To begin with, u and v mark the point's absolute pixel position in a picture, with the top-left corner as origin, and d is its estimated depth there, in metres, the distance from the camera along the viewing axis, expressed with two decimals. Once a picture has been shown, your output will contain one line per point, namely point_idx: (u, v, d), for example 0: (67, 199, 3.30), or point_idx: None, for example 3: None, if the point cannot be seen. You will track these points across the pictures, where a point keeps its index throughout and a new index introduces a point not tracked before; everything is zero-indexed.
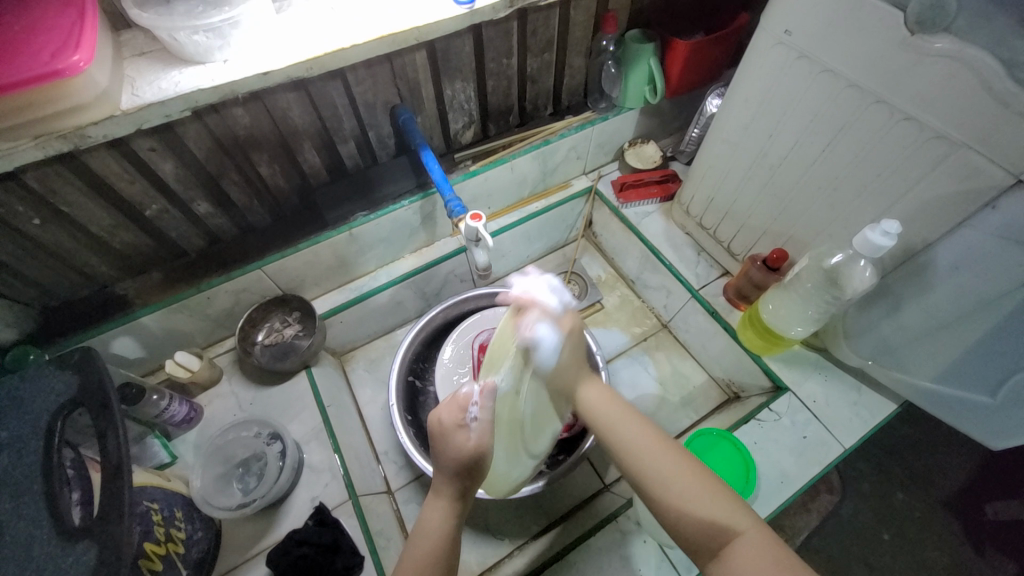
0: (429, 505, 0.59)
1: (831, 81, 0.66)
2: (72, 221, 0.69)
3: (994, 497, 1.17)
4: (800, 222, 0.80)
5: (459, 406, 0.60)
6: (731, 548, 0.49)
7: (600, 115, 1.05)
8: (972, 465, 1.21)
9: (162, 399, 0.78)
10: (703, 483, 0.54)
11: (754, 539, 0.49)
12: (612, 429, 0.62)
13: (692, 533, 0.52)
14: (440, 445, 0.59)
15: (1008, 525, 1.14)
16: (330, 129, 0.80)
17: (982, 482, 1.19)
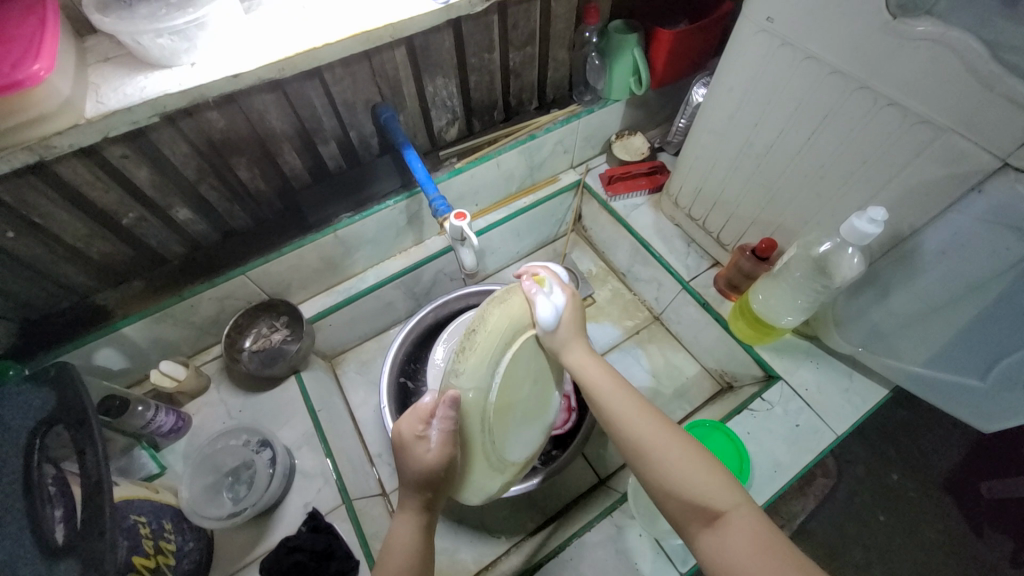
0: (398, 520, 0.60)
1: (814, 68, 0.65)
2: (47, 232, 0.67)
3: (988, 477, 1.18)
4: (787, 211, 0.80)
5: (421, 418, 0.59)
6: (722, 521, 0.49)
7: (585, 107, 1.04)
8: (964, 446, 1.22)
9: (148, 410, 0.77)
10: (700, 460, 0.54)
11: (748, 517, 0.49)
12: (607, 403, 0.62)
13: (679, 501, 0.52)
14: (402, 457, 0.59)
15: (1001, 504, 1.15)
16: (309, 130, 0.78)
17: (975, 462, 1.20)
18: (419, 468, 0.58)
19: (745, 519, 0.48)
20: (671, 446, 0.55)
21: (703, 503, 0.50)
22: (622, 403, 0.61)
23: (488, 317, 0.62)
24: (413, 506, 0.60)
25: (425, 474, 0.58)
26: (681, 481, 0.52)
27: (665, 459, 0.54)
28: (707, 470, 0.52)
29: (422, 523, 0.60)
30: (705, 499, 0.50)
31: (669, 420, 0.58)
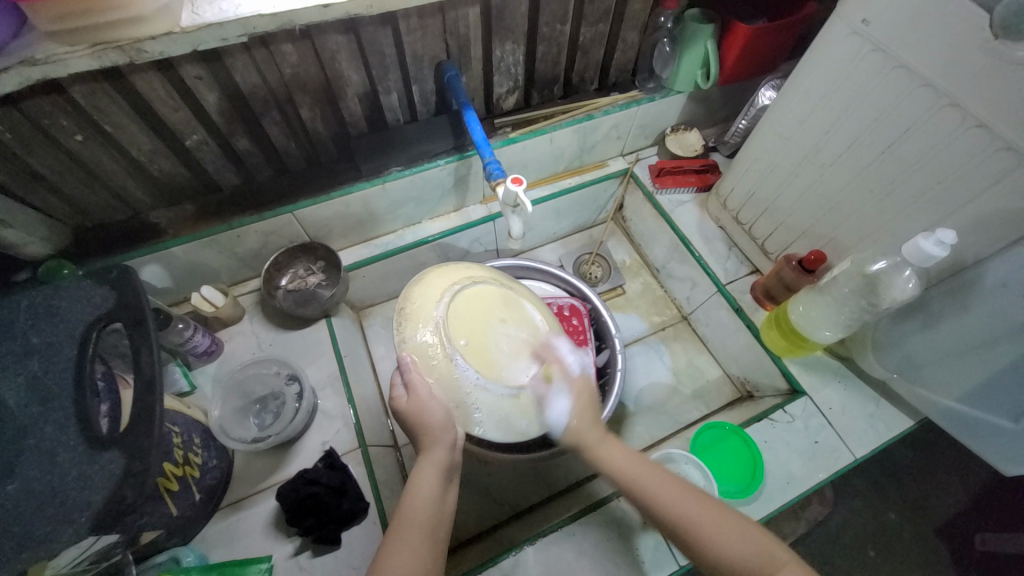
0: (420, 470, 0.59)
1: (904, 78, 0.62)
2: (114, 141, 0.68)
3: (991, 529, 1.16)
4: (844, 225, 0.78)
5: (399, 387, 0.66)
6: None
7: (646, 95, 1.02)
8: (971, 493, 1.20)
9: (186, 329, 0.79)
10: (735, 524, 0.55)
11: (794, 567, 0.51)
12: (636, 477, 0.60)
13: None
14: (404, 410, 0.63)
15: (998, 556, 1.14)
16: (374, 78, 0.78)
17: (975, 513, 1.18)
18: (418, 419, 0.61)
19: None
20: (720, 528, 0.54)
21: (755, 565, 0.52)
22: (665, 488, 0.58)
23: (410, 296, 0.70)
24: (437, 454, 0.60)
25: (436, 421, 0.61)
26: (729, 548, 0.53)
27: (717, 539, 0.54)
28: (747, 532, 0.54)
29: (440, 471, 0.59)
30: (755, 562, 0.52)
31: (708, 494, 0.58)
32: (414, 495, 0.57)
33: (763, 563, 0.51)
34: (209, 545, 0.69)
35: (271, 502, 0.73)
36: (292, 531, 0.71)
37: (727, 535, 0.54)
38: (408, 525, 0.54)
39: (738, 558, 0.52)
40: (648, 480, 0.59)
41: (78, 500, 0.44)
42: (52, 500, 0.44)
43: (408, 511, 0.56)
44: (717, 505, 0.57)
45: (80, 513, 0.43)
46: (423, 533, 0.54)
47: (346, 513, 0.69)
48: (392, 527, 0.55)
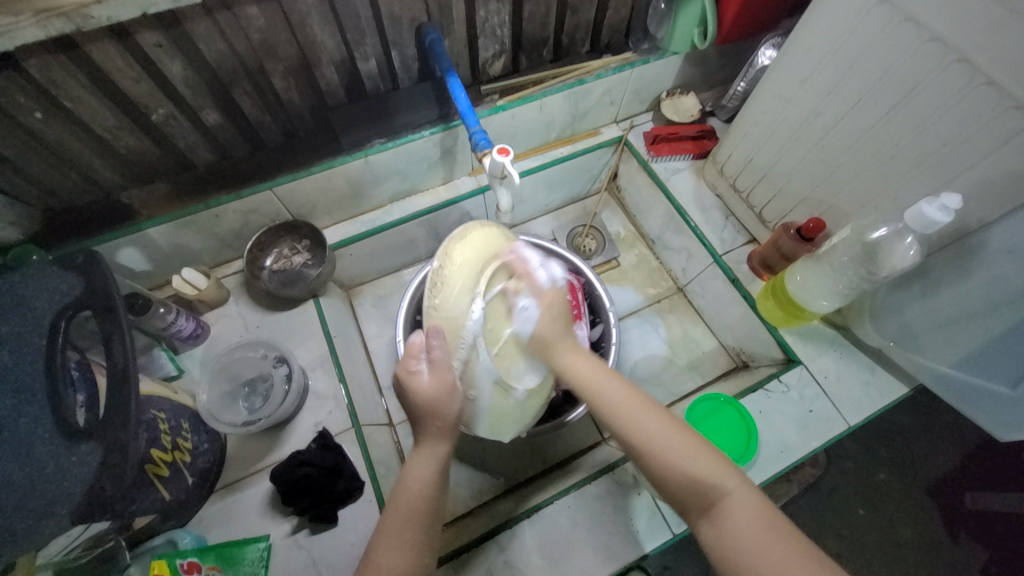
0: (418, 458, 0.59)
1: (911, 32, 0.58)
2: (75, 118, 0.64)
3: (978, 488, 1.18)
4: (845, 191, 0.76)
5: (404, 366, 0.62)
6: (725, 511, 0.49)
7: (640, 56, 0.96)
8: (960, 454, 1.22)
9: (169, 313, 0.77)
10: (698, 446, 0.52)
11: (749, 496, 0.49)
12: (599, 390, 0.57)
13: (683, 494, 0.51)
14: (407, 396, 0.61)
15: (984, 514, 1.16)
16: (350, 44, 0.73)
17: (963, 473, 1.20)
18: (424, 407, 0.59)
19: (747, 508, 0.48)
20: (675, 443, 0.52)
21: (704, 490, 0.50)
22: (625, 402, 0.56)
23: (454, 256, 0.69)
24: (433, 448, 0.60)
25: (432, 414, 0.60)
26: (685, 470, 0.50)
27: (669, 456, 0.51)
28: (708, 459, 0.51)
29: (437, 463, 0.59)
30: (706, 487, 0.50)
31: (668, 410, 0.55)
32: (407, 487, 0.56)
33: (711, 483, 0.50)
34: (206, 527, 0.69)
35: (266, 484, 0.73)
36: (288, 511, 0.71)
37: (682, 451, 0.51)
38: (403, 520, 0.54)
39: (692, 475, 0.50)
40: (609, 392, 0.57)
41: (58, 492, 0.43)
42: (33, 494, 0.43)
43: (401, 503, 0.56)
44: (676, 422, 0.54)
45: (62, 505, 0.43)
46: (408, 522, 0.54)
47: (341, 492, 0.69)
48: (384, 519, 0.55)
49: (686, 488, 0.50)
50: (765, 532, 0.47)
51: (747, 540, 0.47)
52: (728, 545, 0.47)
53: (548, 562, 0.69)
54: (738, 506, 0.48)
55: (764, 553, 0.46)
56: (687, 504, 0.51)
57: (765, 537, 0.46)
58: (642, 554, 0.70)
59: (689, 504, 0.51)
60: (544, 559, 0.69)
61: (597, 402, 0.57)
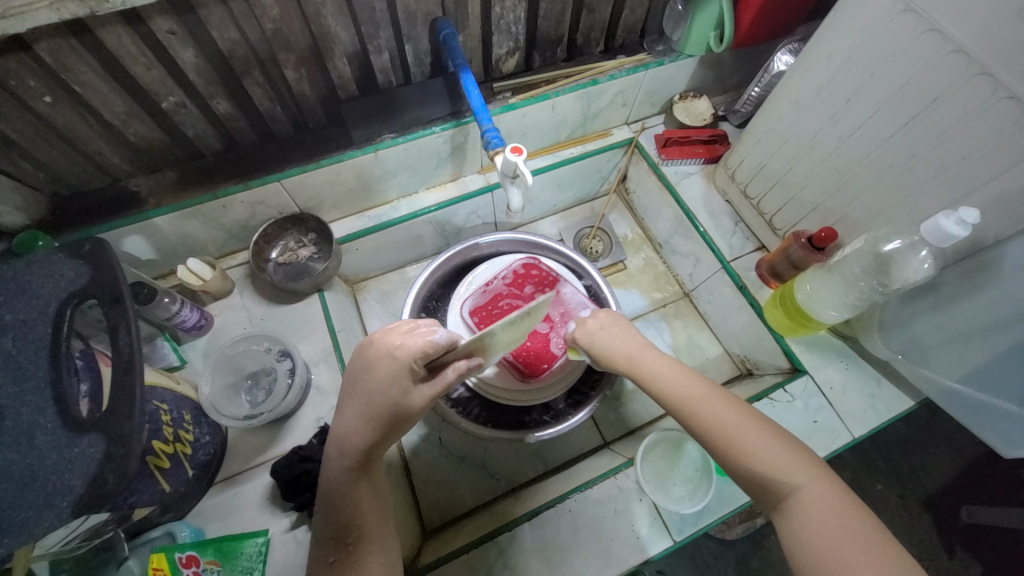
0: (331, 459, 0.54)
1: (934, 43, 0.58)
2: (84, 103, 0.63)
3: (975, 502, 1.18)
4: (858, 202, 0.75)
5: (402, 335, 0.57)
6: (796, 502, 0.47)
7: (655, 58, 0.95)
8: (959, 468, 1.22)
9: (173, 303, 0.76)
10: (766, 431, 0.52)
11: (821, 489, 0.47)
12: (668, 385, 0.58)
13: (757, 486, 0.50)
14: (372, 368, 0.56)
15: (981, 529, 1.16)
16: (364, 36, 0.72)
17: (961, 487, 1.20)
18: (362, 402, 0.55)
19: (815, 499, 0.47)
20: (750, 434, 0.51)
21: (771, 482, 0.49)
22: (703, 395, 0.56)
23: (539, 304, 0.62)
24: (338, 456, 0.54)
25: (353, 407, 0.55)
26: (752, 460, 0.50)
27: (740, 448, 0.51)
28: (774, 448, 0.50)
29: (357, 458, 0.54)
30: (773, 478, 0.49)
31: (750, 406, 0.54)
32: (326, 505, 0.53)
33: (786, 476, 0.48)
34: (205, 520, 0.69)
35: (265, 478, 0.72)
36: (288, 505, 0.70)
37: (763, 442, 0.50)
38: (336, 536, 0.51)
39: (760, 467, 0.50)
40: (680, 386, 0.57)
41: (59, 484, 0.42)
42: (34, 484, 0.42)
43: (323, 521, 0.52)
44: (759, 416, 0.53)
45: (61, 498, 0.42)
46: (334, 543, 0.51)
47: None
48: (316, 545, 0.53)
49: (760, 483, 0.50)
50: (844, 523, 0.45)
51: (826, 535, 0.45)
52: (804, 540, 0.46)
53: (548, 565, 0.68)
54: (813, 500, 0.47)
55: (843, 549, 0.43)
56: (760, 497, 0.50)
57: (845, 531, 0.44)
58: (645, 558, 0.70)
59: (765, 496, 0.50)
60: (544, 563, 0.69)
61: (667, 394, 0.58)
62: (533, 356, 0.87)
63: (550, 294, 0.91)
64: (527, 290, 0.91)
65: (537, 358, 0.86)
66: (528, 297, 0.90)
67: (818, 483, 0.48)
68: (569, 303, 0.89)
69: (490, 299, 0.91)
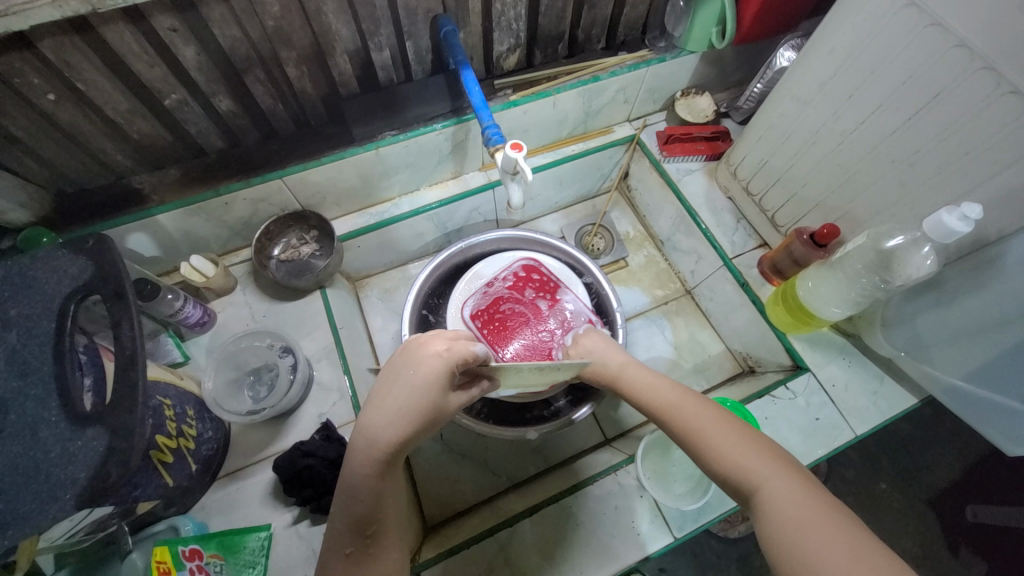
0: (357, 448, 0.51)
1: (937, 37, 0.57)
2: (87, 101, 0.64)
3: (979, 501, 1.17)
4: (861, 198, 0.74)
5: (449, 340, 0.57)
6: (764, 497, 0.47)
7: (657, 54, 0.95)
8: (963, 466, 1.21)
9: (177, 299, 0.77)
10: (735, 432, 0.52)
11: (787, 483, 0.47)
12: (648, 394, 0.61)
13: (728, 486, 0.51)
14: (411, 365, 0.54)
15: (985, 528, 1.15)
16: (365, 33, 0.72)
17: (964, 486, 1.19)
18: (400, 397, 0.52)
19: (782, 493, 0.46)
20: (718, 434, 0.52)
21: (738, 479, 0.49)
22: (674, 403, 0.58)
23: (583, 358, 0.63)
24: (366, 447, 0.50)
25: (387, 404, 0.52)
26: (720, 458, 0.51)
27: (710, 446, 0.52)
28: (742, 445, 0.51)
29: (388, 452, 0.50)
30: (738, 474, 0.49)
31: (722, 412, 0.55)
32: (344, 498, 0.49)
33: (751, 474, 0.49)
34: (207, 514, 0.69)
35: (268, 474, 0.73)
36: (290, 500, 0.71)
37: (728, 443, 0.51)
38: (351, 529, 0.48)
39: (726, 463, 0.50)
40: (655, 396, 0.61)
41: (63, 477, 0.43)
42: (38, 476, 0.43)
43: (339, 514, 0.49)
44: (734, 420, 0.54)
45: (65, 489, 0.43)
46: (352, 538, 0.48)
47: None
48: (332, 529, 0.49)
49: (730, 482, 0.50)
50: (809, 516, 0.44)
51: (785, 530, 0.44)
52: (770, 536, 0.45)
53: (548, 561, 0.69)
54: (775, 496, 0.46)
55: (805, 543, 0.42)
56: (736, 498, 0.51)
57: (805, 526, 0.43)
58: (644, 555, 0.70)
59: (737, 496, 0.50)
60: (544, 559, 0.69)
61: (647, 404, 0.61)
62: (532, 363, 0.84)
63: (550, 302, 0.91)
64: (528, 296, 0.91)
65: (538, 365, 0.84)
66: (529, 303, 0.90)
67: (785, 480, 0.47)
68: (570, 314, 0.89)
69: (491, 302, 0.91)
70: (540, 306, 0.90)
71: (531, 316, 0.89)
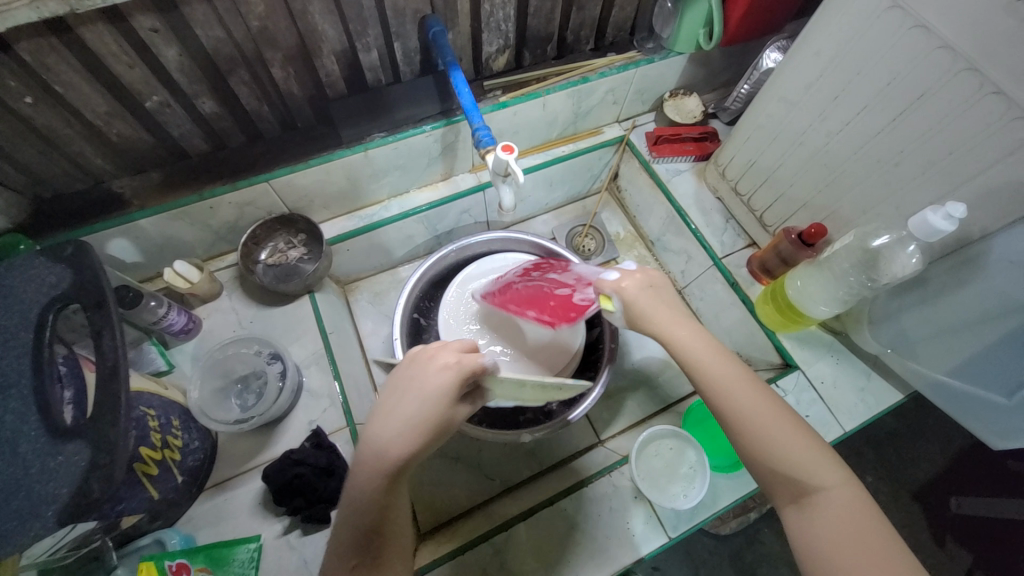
0: (363, 462, 0.50)
1: (920, 40, 0.58)
2: (65, 103, 0.62)
3: (961, 492, 1.20)
4: (847, 198, 0.75)
5: (458, 352, 0.56)
6: (817, 500, 0.50)
7: (645, 56, 0.95)
8: (944, 458, 1.24)
9: (160, 306, 0.75)
10: (795, 429, 0.53)
11: (839, 492, 0.50)
12: (709, 370, 0.56)
13: (776, 481, 0.52)
14: (414, 379, 0.53)
15: (967, 519, 1.18)
16: (352, 34, 0.71)
17: (948, 477, 1.22)
18: (411, 410, 0.51)
19: (836, 500, 0.49)
20: (781, 431, 0.52)
21: (795, 480, 0.51)
22: (744, 390, 0.54)
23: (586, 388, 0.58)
24: (370, 466, 0.50)
25: (396, 416, 0.51)
26: (780, 455, 0.51)
27: (770, 442, 0.52)
28: (804, 447, 0.51)
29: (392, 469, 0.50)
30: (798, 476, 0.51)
31: (785, 404, 0.54)
32: (354, 508, 0.49)
33: (811, 476, 0.50)
34: (195, 526, 0.68)
35: (257, 483, 0.71)
36: (280, 510, 0.69)
37: (789, 441, 0.51)
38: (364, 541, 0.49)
39: (786, 463, 0.51)
40: (725, 377, 0.55)
41: (44, 494, 0.41)
42: (18, 494, 0.41)
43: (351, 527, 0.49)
44: (792, 415, 0.53)
45: (47, 507, 0.41)
46: (362, 549, 0.48)
47: (334, 493, 0.68)
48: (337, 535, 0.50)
49: (786, 479, 0.51)
50: (858, 523, 0.48)
51: (844, 535, 0.47)
52: (818, 536, 0.48)
53: (545, 565, 0.68)
54: (837, 503, 0.49)
55: (856, 551, 0.46)
56: (777, 490, 0.52)
57: (863, 534, 0.47)
58: (638, 556, 0.70)
59: (783, 491, 0.52)
60: (541, 562, 0.68)
61: (706, 379, 0.56)
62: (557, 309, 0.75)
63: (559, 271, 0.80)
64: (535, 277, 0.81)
65: (564, 307, 0.74)
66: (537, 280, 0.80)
67: (845, 487, 0.50)
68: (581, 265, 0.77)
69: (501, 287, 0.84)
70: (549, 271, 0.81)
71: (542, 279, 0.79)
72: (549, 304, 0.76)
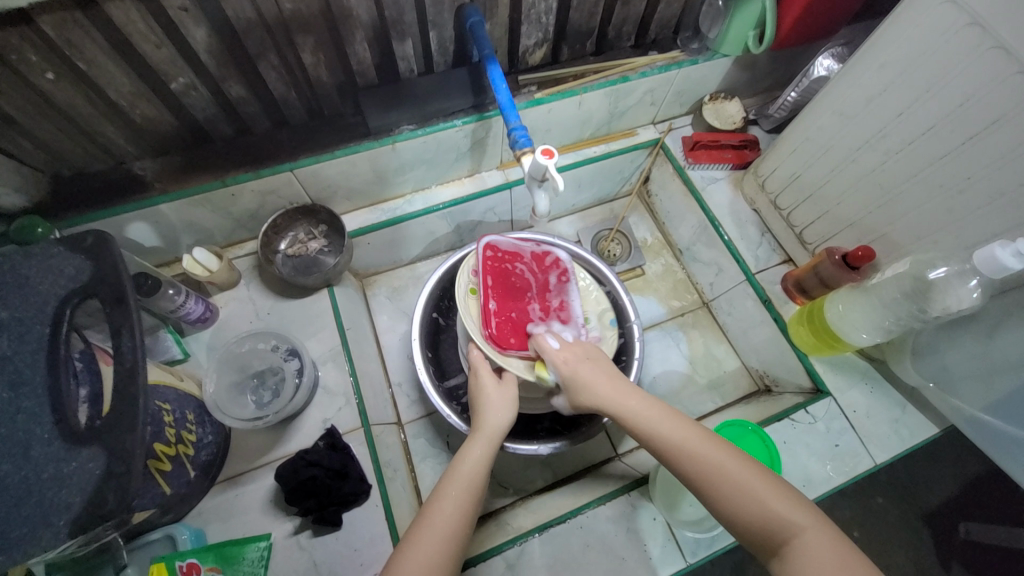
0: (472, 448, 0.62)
1: (1002, 60, 0.53)
2: (89, 81, 0.60)
3: (973, 517, 1.16)
4: (901, 222, 0.71)
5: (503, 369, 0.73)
6: (795, 546, 0.47)
7: (689, 56, 0.91)
8: (958, 484, 1.19)
9: (178, 295, 0.73)
10: (755, 474, 0.52)
11: (818, 533, 0.47)
12: (654, 428, 0.57)
13: (750, 533, 0.50)
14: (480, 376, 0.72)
15: (978, 546, 1.14)
16: (387, 20, 0.68)
17: (961, 501, 1.18)
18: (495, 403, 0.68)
19: (818, 543, 0.47)
20: (741, 477, 0.51)
21: (771, 528, 0.49)
22: (693, 441, 0.55)
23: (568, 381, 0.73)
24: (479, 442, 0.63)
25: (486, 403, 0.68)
26: (748, 504, 0.50)
27: (730, 489, 0.51)
28: (768, 491, 0.50)
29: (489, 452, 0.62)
30: (773, 523, 0.49)
31: (736, 448, 0.54)
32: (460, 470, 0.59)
33: (782, 520, 0.49)
34: (205, 520, 0.67)
35: (267, 481, 0.70)
36: (291, 510, 0.68)
37: (751, 486, 0.51)
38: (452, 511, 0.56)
39: (749, 511, 0.50)
40: (670, 432, 0.56)
41: (56, 501, 0.40)
42: (30, 498, 0.40)
43: (450, 505, 0.56)
44: (750, 460, 0.53)
45: (58, 515, 0.40)
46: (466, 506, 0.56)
47: (347, 497, 0.67)
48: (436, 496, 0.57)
49: (756, 528, 0.50)
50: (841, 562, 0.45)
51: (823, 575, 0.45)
52: None
53: None
54: (812, 543, 0.47)
55: None
56: (756, 544, 0.50)
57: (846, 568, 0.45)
58: None
59: (758, 542, 0.50)
60: None
61: (654, 439, 0.57)
62: (510, 326, 0.74)
63: (561, 298, 0.79)
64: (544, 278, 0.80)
65: (508, 328, 0.74)
66: (540, 283, 0.80)
67: (814, 524, 0.48)
68: (572, 315, 0.78)
69: (511, 252, 0.80)
70: (549, 283, 0.80)
71: (535, 290, 0.79)
72: (507, 313, 0.75)
